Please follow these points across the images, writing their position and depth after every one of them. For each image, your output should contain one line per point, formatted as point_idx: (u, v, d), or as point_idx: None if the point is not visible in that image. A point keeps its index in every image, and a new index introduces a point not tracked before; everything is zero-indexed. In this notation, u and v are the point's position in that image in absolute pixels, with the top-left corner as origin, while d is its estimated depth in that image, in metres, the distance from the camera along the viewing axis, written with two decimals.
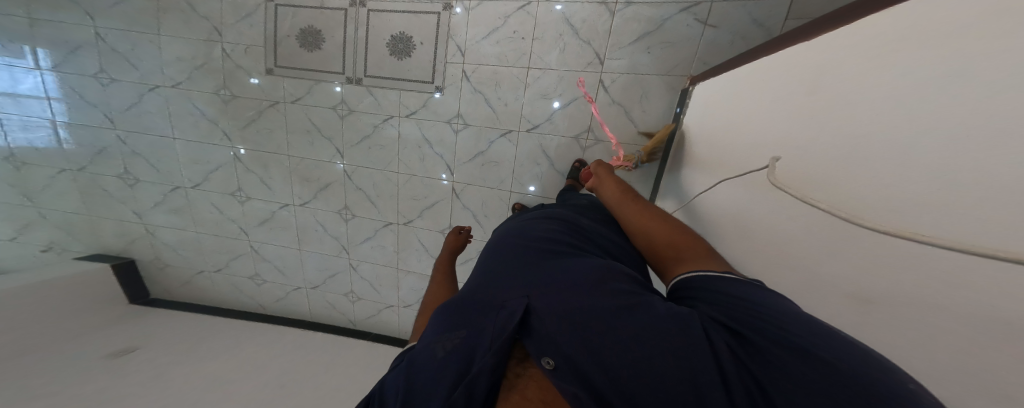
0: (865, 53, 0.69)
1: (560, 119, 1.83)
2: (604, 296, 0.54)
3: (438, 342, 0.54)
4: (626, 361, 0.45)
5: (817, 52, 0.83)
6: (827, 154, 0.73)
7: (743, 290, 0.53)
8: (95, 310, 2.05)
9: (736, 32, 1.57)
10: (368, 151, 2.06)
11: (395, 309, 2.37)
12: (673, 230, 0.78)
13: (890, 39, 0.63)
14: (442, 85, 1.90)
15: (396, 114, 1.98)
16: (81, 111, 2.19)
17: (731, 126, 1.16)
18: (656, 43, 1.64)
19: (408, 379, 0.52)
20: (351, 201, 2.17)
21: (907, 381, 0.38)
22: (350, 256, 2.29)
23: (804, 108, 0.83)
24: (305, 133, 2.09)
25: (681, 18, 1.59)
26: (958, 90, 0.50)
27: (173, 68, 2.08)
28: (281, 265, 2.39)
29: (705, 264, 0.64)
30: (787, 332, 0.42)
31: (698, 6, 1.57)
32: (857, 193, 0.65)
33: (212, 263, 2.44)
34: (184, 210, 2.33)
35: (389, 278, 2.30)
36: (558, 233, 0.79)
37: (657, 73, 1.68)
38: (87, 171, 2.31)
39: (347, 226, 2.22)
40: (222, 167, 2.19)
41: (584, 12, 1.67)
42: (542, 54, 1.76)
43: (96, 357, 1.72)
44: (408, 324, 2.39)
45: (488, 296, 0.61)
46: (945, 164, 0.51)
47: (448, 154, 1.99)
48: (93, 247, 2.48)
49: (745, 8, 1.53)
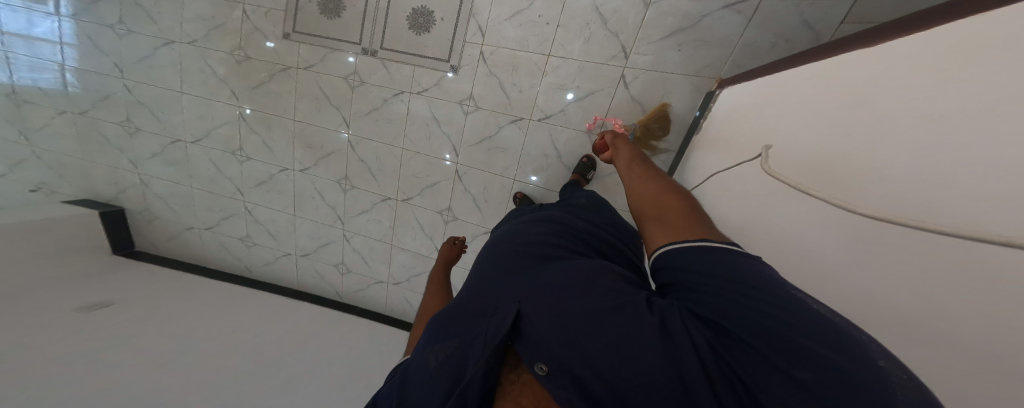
0: (911, 75, 0.64)
1: (575, 111, 1.80)
2: (587, 295, 0.52)
3: (431, 352, 0.54)
4: (615, 364, 0.44)
5: (855, 67, 0.79)
6: (855, 170, 0.71)
7: (722, 266, 0.48)
8: (76, 257, 2.07)
9: (782, 33, 1.51)
10: (374, 124, 2.04)
11: (385, 285, 2.39)
12: (659, 192, 0.74)
13: (943, 63, 0.59)
14: (457, 65, 1.86)
15: (407, 90, 1.95)
16: (89, 58, 2.17)
17: (752, 130, 1.14)
18: (689, 40, 1.60)
19: (406, 392, 0.54)
20: (351, 172, 2.16)
21: (877, 359, 0.36)
22: (344, 226, 2.29)
23: (833, 124, 0.80)
24: (313, 100, 2.06)
25: (723, 15, 1.54)
26: (1010, 123, 0.48)
27: (191, 26, 2.04)
28: (276, 230, 2.40)
29: (683, 229, 0.60)
30: (769, 322, 0.40)
31: (744, 3, 1.51)
32: (883, 210, 0.64)
33: (204, 221, 2.48)
34: (183, 164, 2.34)
35: (380, 252, 2.31)
36: (549, 230, 0.76)
37: (685, 72, 1.64)
38: (89, 115, 2.29)
39: (345, 197, 2.22)
40: (226, 124, 2.20)
41: (617, 2, 1.61)
42: (565, 42, 1.72)
43: (84, 305, 1.73)
44: (396, 300, 2.42)
45: (478, 299, 0.59)
46: (983, 196, 0.50)
47: (456, 136, 1.97)
48: (84, 192, 2.49)
49: (796, 8, 1.47)
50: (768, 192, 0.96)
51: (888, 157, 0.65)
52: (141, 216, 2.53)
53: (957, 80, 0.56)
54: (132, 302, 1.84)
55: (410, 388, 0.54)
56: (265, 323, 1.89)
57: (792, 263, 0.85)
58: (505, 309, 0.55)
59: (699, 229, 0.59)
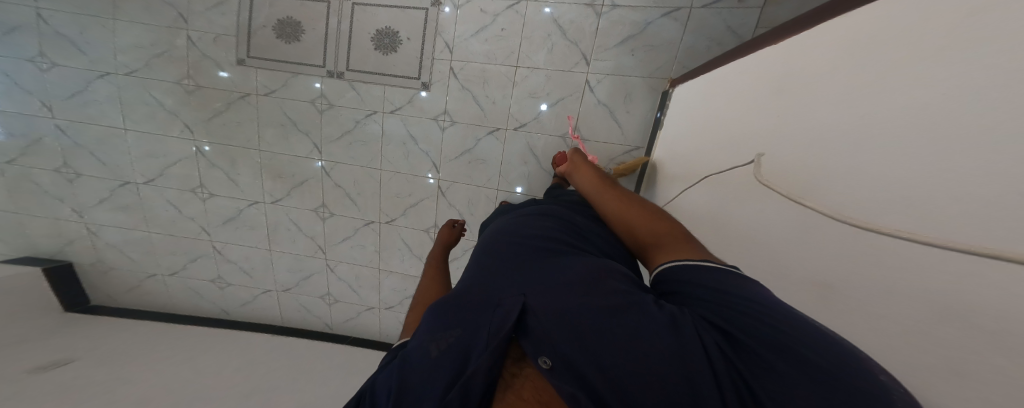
0: (836, 58, 0.72)
1: (548, 119, 1.86)
2: (600, 299, 0.54)
3: (433, 340, 0.53)
4: (623, 360, 0.46)
5: (786, 57, 0.88)
6: (795, 149, 0.78)
7: (728, 281, 0.52)
8: (29, 315, 1.92)
9: (722, 33, 1.63)
10: (349, 147, 2.03)
11: (376, 311, 2.34)
12: (648, 214, 0.77)
13: (858, 45, 0.67)
14: (428, 82, 1.89)
15: (379, 110, 1.96)
16: (16, 100, 2.07)
17: (708, 123, 1.23)
18: (640, 46, 1.70)
19: (402, 377, 0.51)
20: (328, 199, 2.12)
21: (879, 373, 0.39)
22: (326, 256, 2.25)
23: (776, 110, 0.88)
24: (279, 127, 2.03)
25: (664, 23, 1.66)
26: (914, 94, 0.55)
27: (129, 55, 1.99)
28: (252, 266, 2.32)
29: (683, 252, 0.63)
30: (777, 330, 0.43)
31: (679, 11, 1.64)
32: (817, 183, 0.71)
33: (170, 266, 2.35)
34: (135, 207, 2.23)
35: (369, 279, 2.27)
36: (550, 226, 0.79)
37: (640, 75, 1.74)
38: (18, 163, 2.16)
39: (324, 224, 2.18)
40: (182, 161, 2.13)
41: (571, 14, 1.71)
42: (530, 53, 1.78)
43: (46, 362, 1.60)
44: (389, 326, 2.37)
45: (483, 293, 0.60)
46: (894, 162, 0.57)
47: (434, 152, 1.99)
48: (22, 249, 2.31)
49: (721, 17, 1.61)
50: (730, 178, 1.03)
51: (819, 143, 0.72)
52: (94, 268, 2.37)
53: (871, 68, 0.64)
54: (97, 355, 1.70)
55: (406, 375, 0.52)
56: (247, 361, 1.80)
57: (750, 248, 0.91)
58: (511, 302, 0.56)
59: (696, 252, 0.62)
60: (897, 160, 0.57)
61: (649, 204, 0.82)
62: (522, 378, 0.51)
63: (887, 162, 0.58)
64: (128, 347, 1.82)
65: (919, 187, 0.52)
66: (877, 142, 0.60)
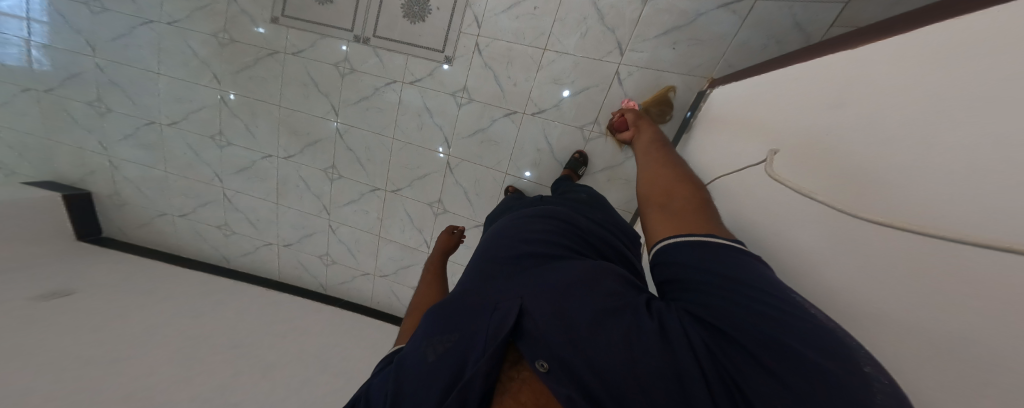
0: (908, 67, 0.66)
1: (569, 107, 1.81)
2: (590, 297, 0.53)
3: (432, 349, 0.54)
4: (613, 361, 0.45)
5: (852, 63, 0.81)
6: (840, 155, 0.74)
7: (722, 267, 0.50)
8: (41, 241, 1.97)
9: (771, 35, 1.55)
10: (366, 113, 2.01)
11: (371, 277, 2.38)
12: (671, 181, 0.76)
13: (937, 58, 0.61)
14: (452, 56, 1.84)
15: (400, 79, 1.92)
16: (63, 37, 2.07)
17: (743, 129, 1.19)
18: (683, 39, 1.62)
19: (404, 386, 0.53)
20: (339, 160, 2.12)
21: (863, 364, 0.38)
22: (330, 216, 2.27)
23: (822, 121, 0.83)
24: (301, 87, 2.01)
25: (717, 15, 1.56)
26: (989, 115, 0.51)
27: (174, 6, 1.96)
28: (257, 218, 2.36)
29: (694, 220, 0.62)
30: (765, 325, 0.41)
31: (738, 3, 1.53)
32: (862, 198, 0.67)
33: (183, 209, 2.41)
34: (156, 147, 2.26)
35: (368, 245, 2.30)
36: (549, 227, 0.77)
37: (677, 71, 1.67)
38: (55, 93, 2.19)
39: (331, 186, 2.19)
40: (205, 108, 2.13)
41: None
42: (561, 36, 1.71)
43: (58, 292, 1.65)
44: (382, 293, 2.41)
45: (480, 297, 0.60)
46: (952, 187, 0.53)
47: (448, 127, 1.95)
48: (46, 173, 2.38)
49: (789, 9, 1.49)
50: (756, 189, 0.99)
51: (866, 156, 0.69)
52: (111, 201, 2.44)
53: (942, 75, 0.59)
54: (107, 290, 1.77)
55: (407, 384, 0.53)
56: (247, 313, 1.86)
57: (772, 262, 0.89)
58: (506, 307, 0.55)
59: (706, 226, 0.60)
60: (953, 176, 0.53)
61: (666, 176, 0.79)
62: (520, 377, 0.51)
63: (941, 174, 0.55)
64: (137, 285, 1.89)
65: (978, 219, 0.49)
66: (934, 152, 0.57)
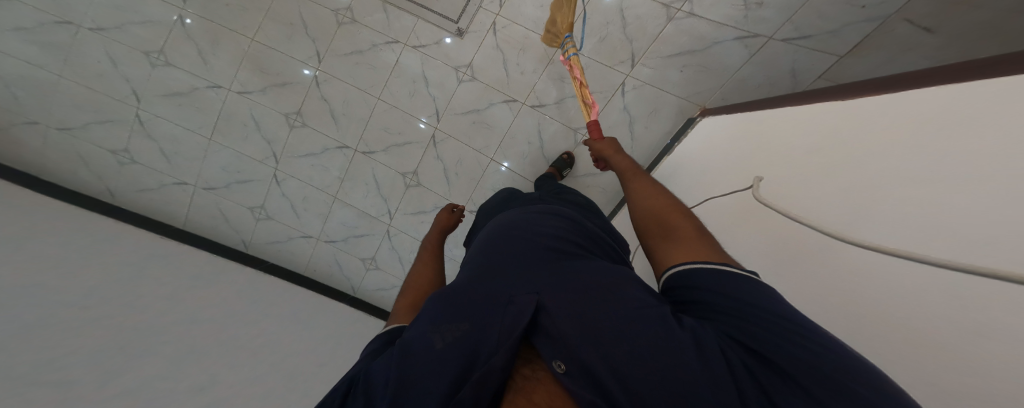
0: (916, 127, 0.68)
1: (567, 108, 1.82)
2: (612, 304, 0.52)
3: (441, 335, 0.50)
4: (640, 367, 0.42)
5: (863, 106, 0.83)
6: (829, 201, 0.79)
7: (743, 288, 0.47)
8: None
9: (769, 77, 1.64)
10: (354, 67, 1.87)
11: (313, 240, 2.19)
12: (666, 208, 0.74)
13: (943, 125, 0.64)
14: (465, 30, 1.76)
15: (403, 41, 1.81)
16: None
17: (730, 153, 1.24)
18: (692, 64, 1.67)
19: (405, 367, 0.48)
20: (307, 108, 1.96)
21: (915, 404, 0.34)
22: (276, 165, 2.06)
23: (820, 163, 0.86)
24: (287, 26, 1.83)
25: (732, 46, 1.62)
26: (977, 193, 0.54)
27: None
28: (176, 151, 2.05)
29: (694, 253, 0.59)
30: (803, 349, 0.38)
31: (755, 38, 1.59)
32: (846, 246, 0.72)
33: (80, 126, 1.98)
34: (55, 45, 1.89)
35: (320, 205, 2.13)
36: (559, 230, 0.77)
37: (679, 94, 1.72)
38: None
39: (291, 134, 2.00)
40: (157, 24, 1.87)
41: (641, 8, 1.61)
42: (578, 35, 1.70)
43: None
44: (321, 259, 2.23)
45: (493, 290, 0.58)
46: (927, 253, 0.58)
47: (443, 101, 1.88)
48: None
49: (795, 55, 1.58)
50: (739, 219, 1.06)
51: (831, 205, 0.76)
52: None
53: (937, 137, 0.63)
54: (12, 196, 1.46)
55: (408, 365, 0.48)
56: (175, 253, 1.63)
57: None
58: (524, 303, 0.54)
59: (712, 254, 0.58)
60: (920, 235, 0.60)
61: (654, 198, 0.78)
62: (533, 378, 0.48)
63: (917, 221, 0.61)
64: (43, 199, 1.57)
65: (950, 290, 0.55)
66: (920, 212, 0.62)
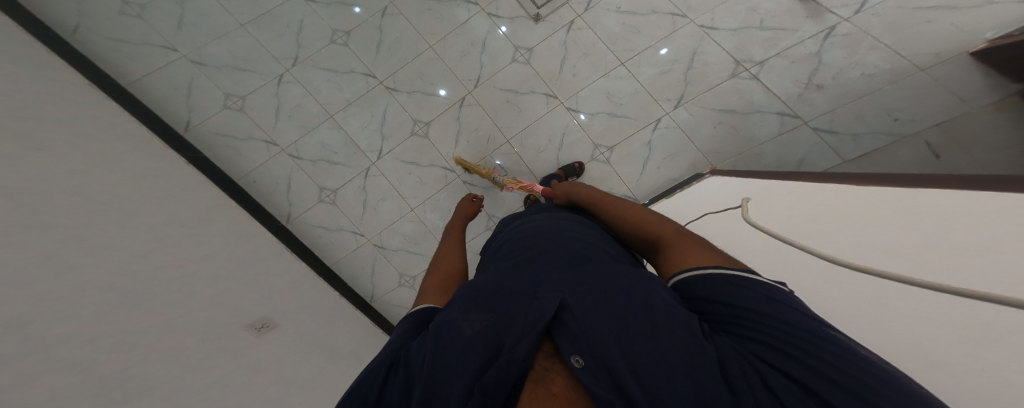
0: (943, 224, 0.70)
1: (597, 124, 1.91)
2: (638, 307, 0.50)
3: (468, 321, 0.52)
4: (656, 374, 0.41)
5: (887, 196, 0.86)
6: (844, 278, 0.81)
7: (757, 302, 0.44)
8: None
9: (784, 160, 1.79)
10: (423, 12, 1.90)
11: (275, 148, 1.99)
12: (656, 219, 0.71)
13: (970, 223, 0.66)
14: (543, 16, 1.85)
15: (482, 5, 1.88)
16: None
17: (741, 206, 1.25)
18: (726, 124, 1.82)
19: (436, 352, 0.49)
20: (355, 31, 1.91)
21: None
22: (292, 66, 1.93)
23: (828, 236, 0.88)
24: None
25: (774, 118, 1.78)
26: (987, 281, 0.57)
27: None
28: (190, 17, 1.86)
29: (691, 256, 0.57)
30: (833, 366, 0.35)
31: (793, 119, 1.76)
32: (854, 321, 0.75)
33: None
34: None
35: (306, 117, 1.97)
36: (590, 241, 0.77)
37: (705, 146, 1.86)
38: None
39: (324, 42, 1.92)
40: None
41: (713, 56, 1.78)
42: (640, 63, 1.83)
43: None
44: (274, 174, 2.01)
45: (521, 286, 0.59)
46: (940, 345, 0.60)
47: (489, 70, 1.92)
48: None
49: (814, 148, 1.75)
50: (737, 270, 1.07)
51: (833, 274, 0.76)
52: None
53: (959, 229, 0.67)
54: None
55: (439, 349, 0.49)
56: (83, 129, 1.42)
57: None
58: (548, 296, 0.55)
59: (703, 254, 0.56)
60: (937, 327, 0.62)
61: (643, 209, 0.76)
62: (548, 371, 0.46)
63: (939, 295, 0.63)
64: None
65: (956, 371, 0.56)
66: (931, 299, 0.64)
